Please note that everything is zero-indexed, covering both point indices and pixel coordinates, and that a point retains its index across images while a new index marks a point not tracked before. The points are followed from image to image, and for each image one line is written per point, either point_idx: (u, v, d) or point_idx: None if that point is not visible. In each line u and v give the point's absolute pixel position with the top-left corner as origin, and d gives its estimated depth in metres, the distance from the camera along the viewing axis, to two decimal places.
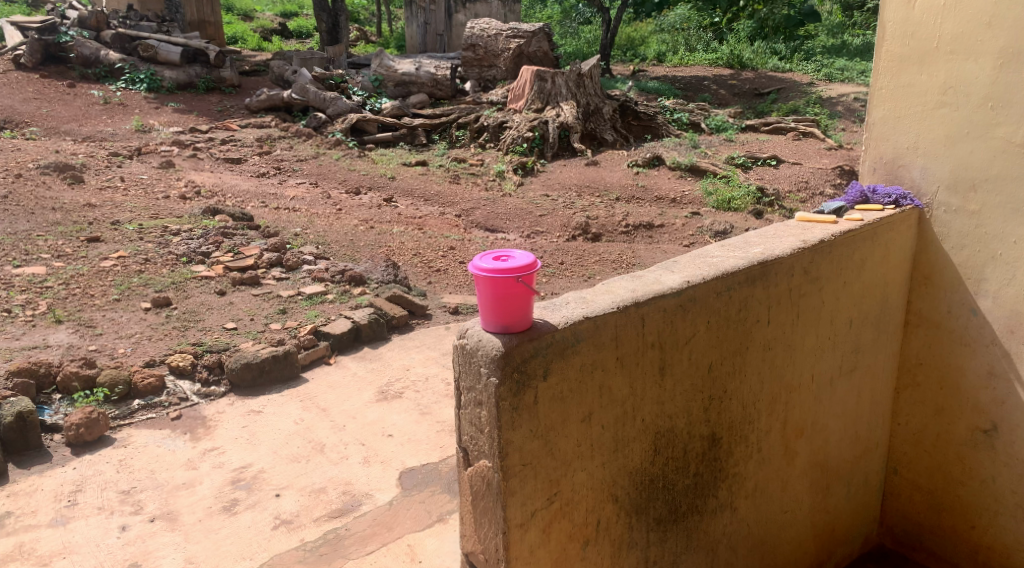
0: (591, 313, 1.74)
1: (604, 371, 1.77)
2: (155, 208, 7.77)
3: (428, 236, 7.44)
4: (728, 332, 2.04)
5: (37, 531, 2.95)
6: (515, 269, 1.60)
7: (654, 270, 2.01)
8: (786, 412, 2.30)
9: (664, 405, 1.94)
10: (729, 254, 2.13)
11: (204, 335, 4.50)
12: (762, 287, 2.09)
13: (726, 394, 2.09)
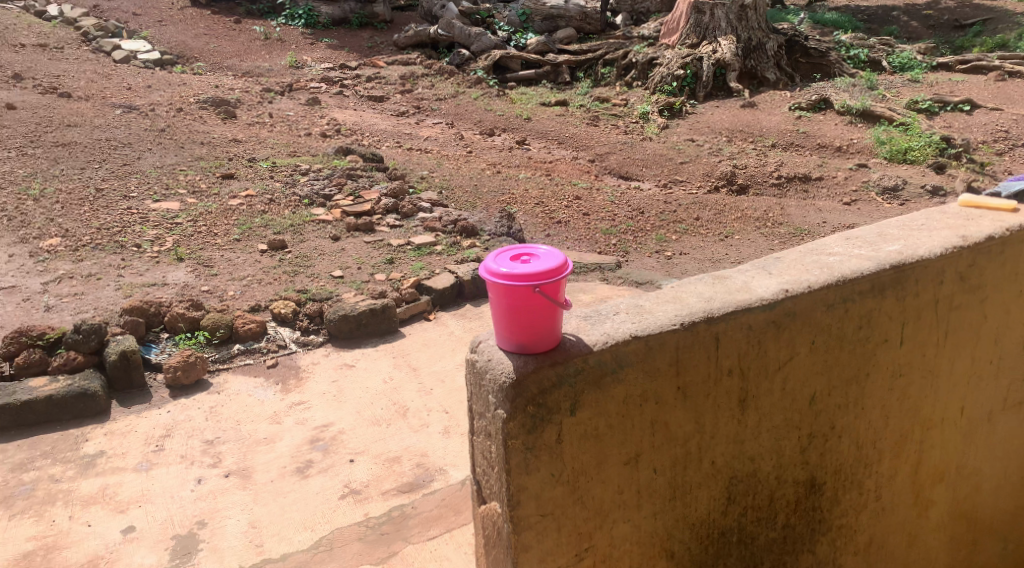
0: (643, 330, 1.36)
1: (658, 403, 1.40)
2: (295, 145, 7.89)
3: (555, 184, 7.07)
4: (840, 355, 1.58)
5: (122, 474, 3.02)
6: (534, 275, 1.25)
7: (744, 270, 1.58)
8: (920, 453, 1.81)
9: (744, 444, 1.54)
10: (855, 251, 1.64)
11: (310, 281, 4.44)
12: (894, 299, 1.60)
13: (834, 431, 1.65)
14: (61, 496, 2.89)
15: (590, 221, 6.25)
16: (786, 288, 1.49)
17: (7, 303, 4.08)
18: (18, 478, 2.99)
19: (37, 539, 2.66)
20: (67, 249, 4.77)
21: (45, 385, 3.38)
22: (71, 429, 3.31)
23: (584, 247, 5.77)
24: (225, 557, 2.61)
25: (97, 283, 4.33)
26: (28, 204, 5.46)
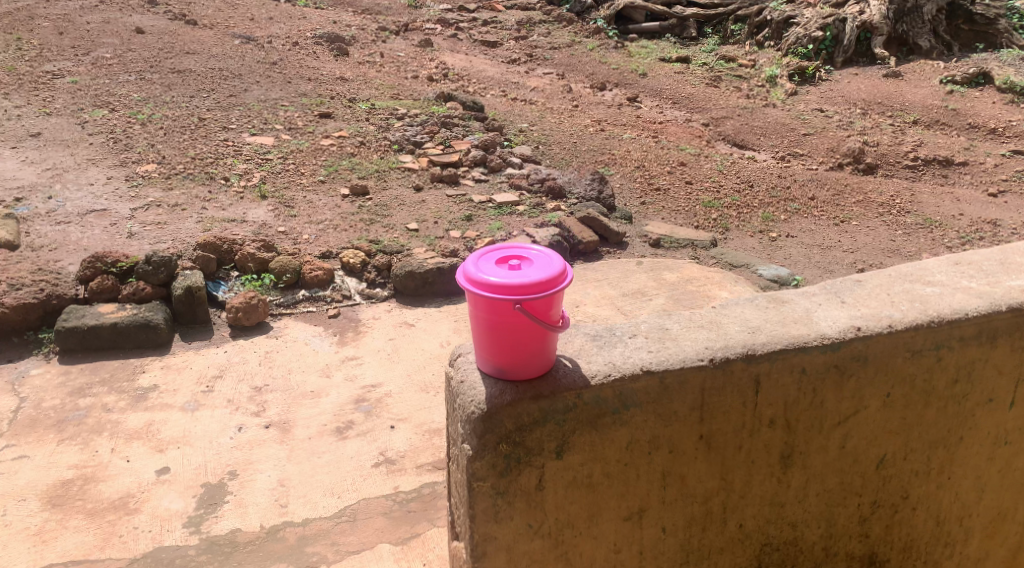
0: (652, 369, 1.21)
1: (673, 452, 1.25)
2: (399, 87, 7.76)
3: (660, 147, 6.64)
4: (909, 411, 1.38)
5: (169, 412, 3.03)
6: (514, 291, 1.08)
7: (810, 297, 1.42)
8: (1006, 530, 1.57)
9: (782, 503, 1.37)
10: (947, 288, 1.44)
11: (384, 232, 4.33)
12: (985, 353, 1.38)
13: (896, 496, 1.44)
14: (109, 427, 2.93)
15: (692, 191, 5.82)
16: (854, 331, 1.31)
17: (95, 227, 4.19)
18: (73, 404, 3.05)
19: (78, 468, 2.71)
20: (160, 178, 4.85)
21: (112, 312, 3.44)
22: (131, 359, 3.36)
23: (681, 220, 5.37)
24: (247, 514, 2.56)
25: (180, 215, 4.37)
26: (134, 128, 5.60)
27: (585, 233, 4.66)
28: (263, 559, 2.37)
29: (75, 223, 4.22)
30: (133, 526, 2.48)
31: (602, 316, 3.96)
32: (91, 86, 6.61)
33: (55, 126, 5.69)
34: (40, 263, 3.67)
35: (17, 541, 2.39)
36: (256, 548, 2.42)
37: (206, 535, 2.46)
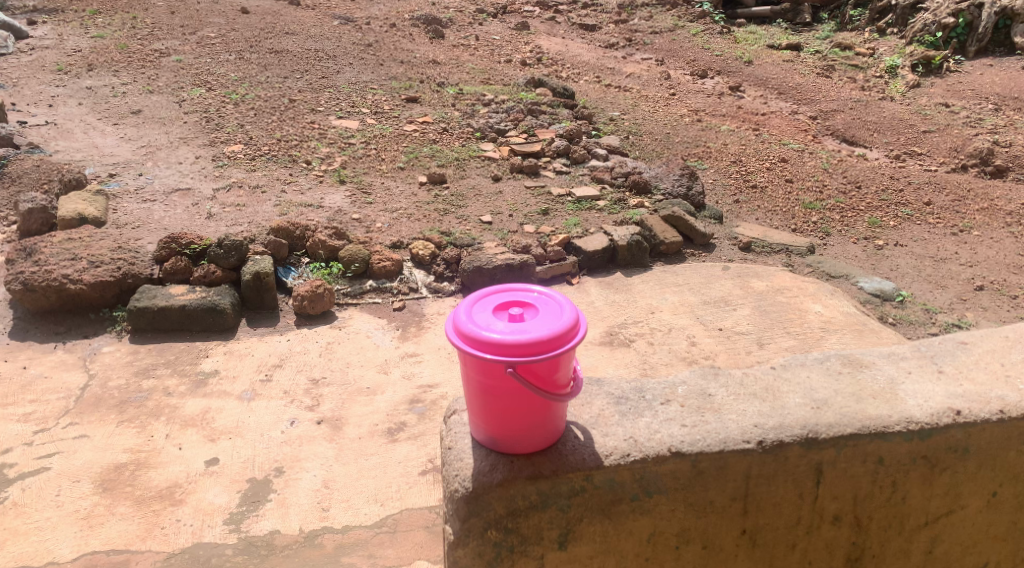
0: (688, 448, 1.75)
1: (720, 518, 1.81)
2: (491, 72, 7.61)
3: (761, 140, 6.22)
4: (926, 492, 1.91)
5: (226, 400, 3.01)
6: (499, 355, 1.55)
7: (893, 363, 2.01)
8: None
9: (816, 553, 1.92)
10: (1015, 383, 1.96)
11: (457, 224, 4.25)
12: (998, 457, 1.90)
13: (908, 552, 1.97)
14: (167, 412, 2.94)
15: (792, 190, 5.41)
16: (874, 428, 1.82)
17: (178, 206, 4.26)
18: (137, 384, 3.08)
19: (131, 453, 2.72)
20: (245, 158, 4.90)
21: (182, 295, 3.47)
22: (197, 342, 3.38)
23: (777, 221, 5.00)
24: (288, 515, 2.49)
25: (259, 197, 4.40)
26: (227, 108, 5.69)
27: (667, 233, 4.42)
28: None
29: (160, 201, 4.31)
30: (175, 518, 2.46)
31: (678, 326, 3.73)
32: (193, 64, 6.77)
33: (155, 103, 5.85)
34: (121, 241, 3.75)
35: (65, 523, 2.41)
36: (293, 554, 2.35)
37: (246, 534, 2.41)
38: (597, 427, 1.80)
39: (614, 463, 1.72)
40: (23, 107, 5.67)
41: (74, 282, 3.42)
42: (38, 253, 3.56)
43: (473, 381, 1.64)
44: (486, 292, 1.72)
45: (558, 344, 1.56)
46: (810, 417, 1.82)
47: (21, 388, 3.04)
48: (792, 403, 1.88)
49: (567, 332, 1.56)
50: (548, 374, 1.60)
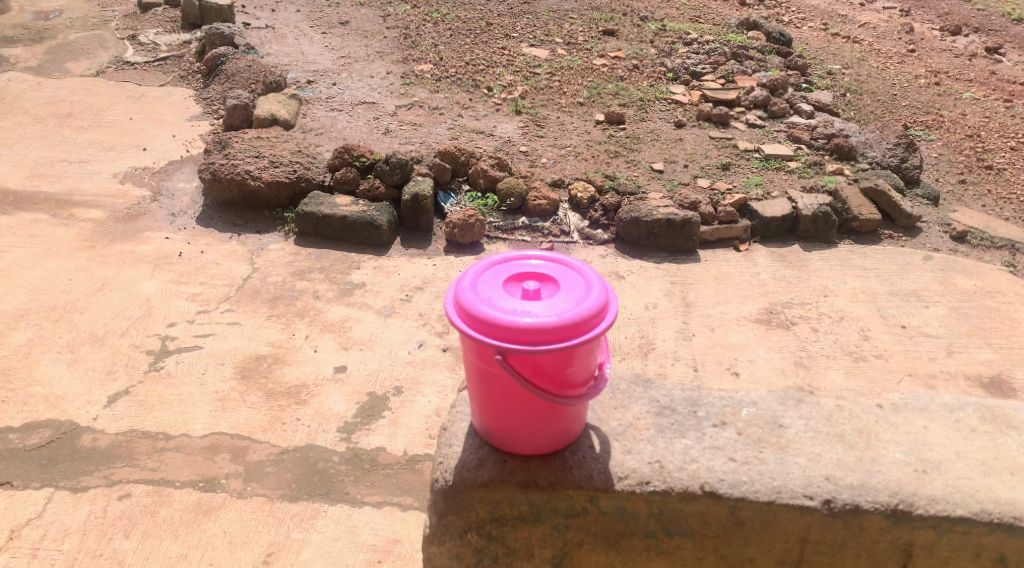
0: (725, 488, 1.69)
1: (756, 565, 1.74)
2: (703, 8, 7.03)
3: (1011, 114, 5.28)
4: None
5: (365, 313, 3.10)
6: (497, 341, 1.48)
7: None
8: None
9: None
10: None
11: (625, 169, 4.08)
12: None
13: None
14: (311, 314, 3.08)
15: None
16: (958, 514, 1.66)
17: (361, 118, 4.40)
18: (291, 284, 3.26)
19: (272, 346, 2.89)
20: (432, 78, 4.94)
21: (345, 205, 3.59)
22: (352, 252, 3.51)
23: (1009, 211, 4.23)
24: (397, 435, 2.53)
25: (436, 119, 4.43)
26: (426, 27, 5.74)
27: (863, 208, 3.91)
28: (393, 488, 2.34)
29: (346, 111, 4.47)
30: (296, 417, 2.58)
31: (852, 315, 3.31)
32: None
33: (362, 16, 6.03)
34: (302, 146, 3.95)
35: (204, 401, 2.64)
36: (392, 474, 2.39)
37: (354, 445, 2.48)
38: (624, 440, 1.79)
39: (626, 489, 1.69)
40: (249, 9, 6.08)
41: (254, 179, 3.66)
42: (230, 148, 3.84)
43: (470, 358, 1.60)
44: (499, 263, 1.64)
45: (562, 336, 1.48)
46: (900, 484, 1.70)
47: (195, 270, 3.32)
48: (887, 460, 1.76)
49: (576, 323, 1.48)
50: (550, 365, 1.53)
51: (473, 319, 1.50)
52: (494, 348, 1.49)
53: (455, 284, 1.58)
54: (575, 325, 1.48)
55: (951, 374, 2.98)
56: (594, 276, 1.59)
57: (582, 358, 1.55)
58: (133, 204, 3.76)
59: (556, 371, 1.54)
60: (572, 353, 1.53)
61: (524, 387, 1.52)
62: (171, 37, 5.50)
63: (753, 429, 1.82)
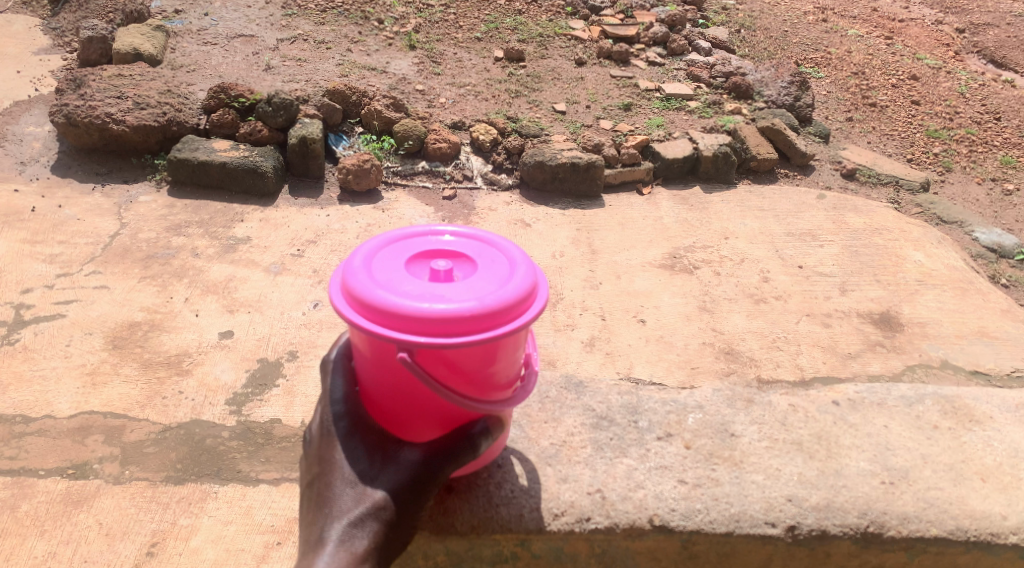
0: (677, 517, 1.70)
1: None
2: None
3: (893, 52, 5.41)
4: None
5: (252, 271, 2.86)
6: (405, 333, 1.24)
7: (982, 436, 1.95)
8: None
9: None
10: None
11: (527, 109, 3.93)
12: None
13: None
14: (191, 274, 2.81)
15: (917, 114, 4.72)
16: (928, 530, 1.72)
17: (238, 53, 4.01)
18: (166, 241, 2.96)
19: (148, 312, 2.62)
20: (316, 8, 4.54)
21: (224, 151, 3.28)
22: (234, 203, 3.21)
23: (892, 147, 4.38)
24: (293, 405, 2.35)
25: (323, 54, 4.09)
26: None
27: (761, 147, 3.93)
28: (290, 463, 2.17)
29: (221, 46, 4.06)
30: (178, 389, 2.36)
31: (752, 257, 3.34)
32: None
33: None
34: (172, 85, 3.56)
35: (69, 377, 2.36)
36: (288, 447, 2.22)
37: (245, 419, 2.29)
38: (558, 466, 1.77)
39: (562, 529, 1.67)
40: None
41: (117, 123, 3.27)
42: (86, 88, 3.41)
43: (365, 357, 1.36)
44: (399, 240, 1.40)
45: (484, 326, 1.26)
46: (869, 502, 1.75)
47: (52, 227, 2.95)
48: (853, 470, 1.82)
49: (503, 309, 1.26)
50: (466, 361, 1.32)
51: (368, 309, 1.26)
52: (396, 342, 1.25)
53: (343, 267, 1.33)
54: (498, 312, 1.27)
55: (845, 313, 3.07)
56: (514, 251, 1.38)
57: (504, 349, 1.34)
58: None
59: (472, 367, 1.33)
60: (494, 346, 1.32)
61: (438, 390, 1.30)
62: None
63: (702, 442, 1.85)
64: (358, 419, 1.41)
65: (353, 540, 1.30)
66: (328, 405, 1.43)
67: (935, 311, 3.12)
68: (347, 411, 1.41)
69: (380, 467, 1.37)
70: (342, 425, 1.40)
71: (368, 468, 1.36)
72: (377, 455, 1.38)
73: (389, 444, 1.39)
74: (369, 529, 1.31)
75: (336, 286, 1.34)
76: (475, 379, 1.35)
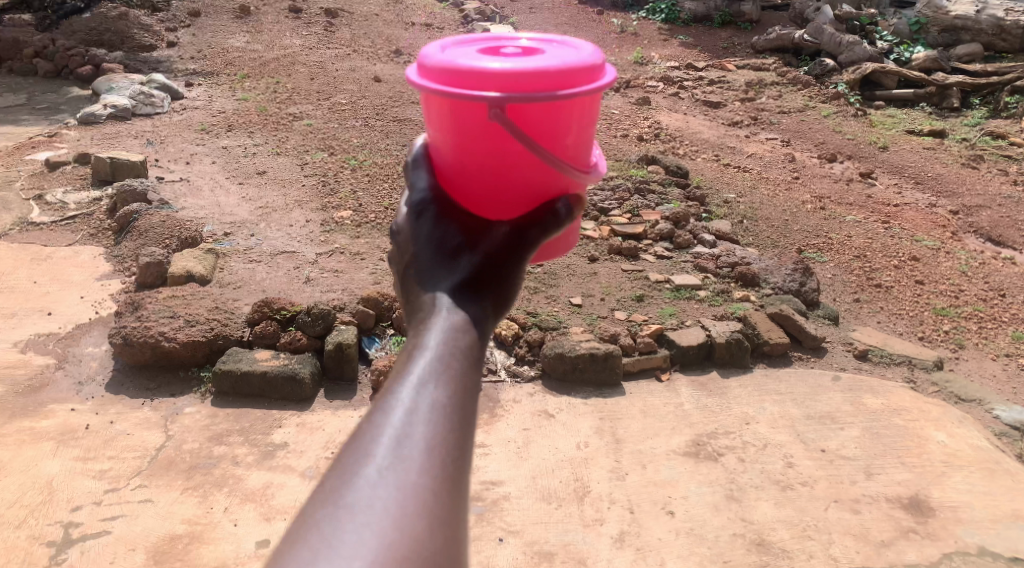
0: None
1: None
2: (606, 148, 6.70)
3: (892, 235, 5.70)
4: None
5: (288, 476, 2.98)
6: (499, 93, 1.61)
7: None
8: None
9: None
10: None
11: (546, 304, 4.22)
12: None
13: None
14: (230, 483, 2.93)
15: (922, 292, 4.92)
16: None
17: (280, 267, 4.40)
18: (209, 451, 3.11)
19: (189, 524, 2.72)
20: (352, 224, 5.00)
21: (265, 360, 3.53)
22: (273, 410, 3.40)
23: (902, 326, 4.54)
24: None
25: (357, 264, 4.47)
26: (344, 174, 5.72)
27: (772, 332, 4.12)
28: None
29: (264, 262, 4.46)
30: None
31: (774, 441, 3.40)
32: (322, 127, 6.71)
33: (280, 165, 5.93)
34: (220, 302, 3.90)
35: None
36: None
37: None
38: None
39: None
40: (163, 161, 5.97)
41: (168, 340, 3.56)
42: (143, 309, 3.75)
43: (452, 127, 1.73)
44: (481, 43, 1.81)
45: (560, 84, 1.64)
46: None
47: (104, 442, 3.14)
48: None
49: (574, 70, 1.65)
50: (541, 116, 1.68)
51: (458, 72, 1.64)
52: (487, 98, 1.62)
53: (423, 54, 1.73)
54: (568, 72, 1.65)
55: (873, 498, 3.08)
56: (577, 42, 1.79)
57: (574, 109, 1.72)
58: (35, 374, 3.57)
59: (546, 122, 1.70)
60: (563, 105, 1.69)
61: (524, 137, 1.66)
62: (80, 195, 5.34)
63: None
64: (438, 239, 1.51)
65: (423, 432, 1.10)
66: (409, 234, 1.54)
67: (965, 493, 3.11)
68: (430, 229, 1.53)
69: (453, 328, 1.30)
70: (423, 251, 1.49)
71: (442, 322, 1.31)
72: (449, 309, 1.34)
73: (467, 265, 1.45)
74: (441, 414, 1.14)
75: (417, 70, 1.75)
76: (549, 134, 1.72)
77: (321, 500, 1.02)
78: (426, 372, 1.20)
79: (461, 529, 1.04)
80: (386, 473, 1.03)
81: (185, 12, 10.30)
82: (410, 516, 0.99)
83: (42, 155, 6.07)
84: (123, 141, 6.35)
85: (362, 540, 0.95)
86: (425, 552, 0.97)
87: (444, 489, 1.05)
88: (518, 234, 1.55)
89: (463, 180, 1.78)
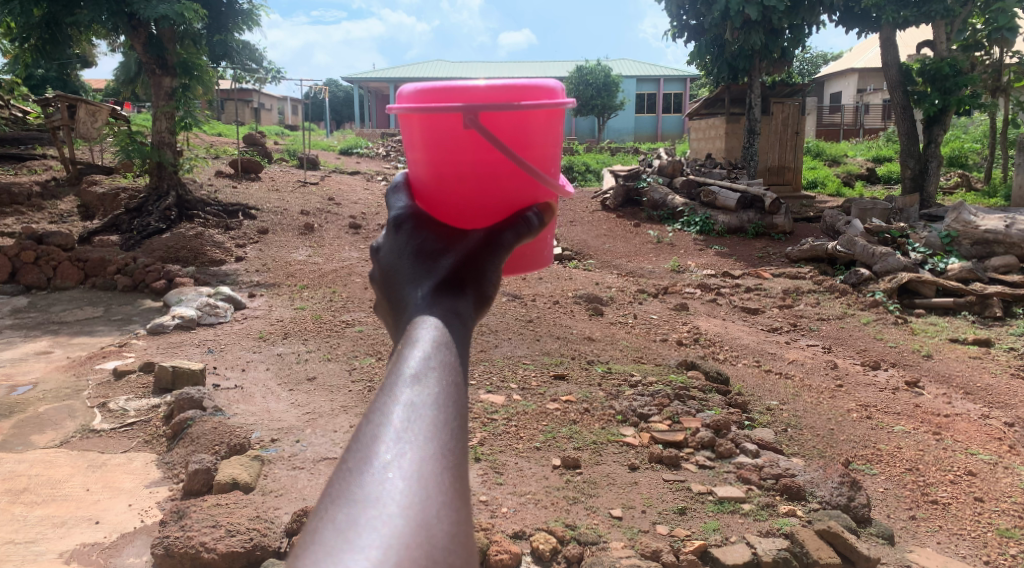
0: None
1: None
2: (645, 351, 6.83)
3: (945, 447, 5.51)
4: None
5: None
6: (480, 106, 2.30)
7: None
8: None
9: None
10: None
11: (586, 516, 4.16)
12: None
13: None
14: None
15: (983, 512, 4.69)
16: None
17: (322, 473, 4.48)
18: None
19: None
20: None
21: None
22: None
23: (964, 547, 4.31)
24: None
25: None
26: None
27: (822, 550, 3.99)
28: None
29: (307, 468, 4.55)
30: None
31: None
32: (372, 332, 7.07)
33: (329, 370, 6.21)
34: (261, 509, 4.01)
35: None
36: None
37: None
38: None
39: None
40: (220, 368, 6.32)
41: (208, 550, 3.66)
42: (187, 519, 3.88)
43: (434, 145, 2.39)
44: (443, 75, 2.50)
45: (522, 98, 2.36)
46: None
47: None
48: None
49: (534, 89, 2.38)
50: (507, 126, 2.37)
51: (439, 93, 2.34)
52: (466, 108, 2.29)
53: (403, 89, 2.42)
54: (525, 89, 2.37)
55: None
56: None
57: (536, 122, 2.42)
58: None
59: (512, 131, 2.38)
60: (525, 116, 2.39)
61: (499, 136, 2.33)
62: (139, 401, 5.64)
63: None
64: (420, 247, 2.06)
65: (420, 429, 1.62)
66: (395, 245, 2.10)
67: None
68: (412, 240, 2.09)
69: (437, 325, 1.83)
70: (406, 257, 2.04)
71: (430, 317, 1.85)
72: (432, 309, 1.87)
73: (445, 267, 2.01)
74: (433, 409, 1.66)
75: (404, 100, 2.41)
76: (513, 144, 2.40)
77: (341, 500, 1.50)
78: (418, 370, 1.71)
79: (457, 503, 1.54)
80: (391, 470, 1.54)
81: (254, 229, 11.31)
82: (414, 503, 1.49)
83: (111, 363, 6.50)
84: (186, 349, 6.80)
85: (375, 528, 1.44)
86: (428, 534, 1.46)
87: (441, 477, 1.56)
88: (494, 237, 2.15)
89: (445, 189, 2.40)
